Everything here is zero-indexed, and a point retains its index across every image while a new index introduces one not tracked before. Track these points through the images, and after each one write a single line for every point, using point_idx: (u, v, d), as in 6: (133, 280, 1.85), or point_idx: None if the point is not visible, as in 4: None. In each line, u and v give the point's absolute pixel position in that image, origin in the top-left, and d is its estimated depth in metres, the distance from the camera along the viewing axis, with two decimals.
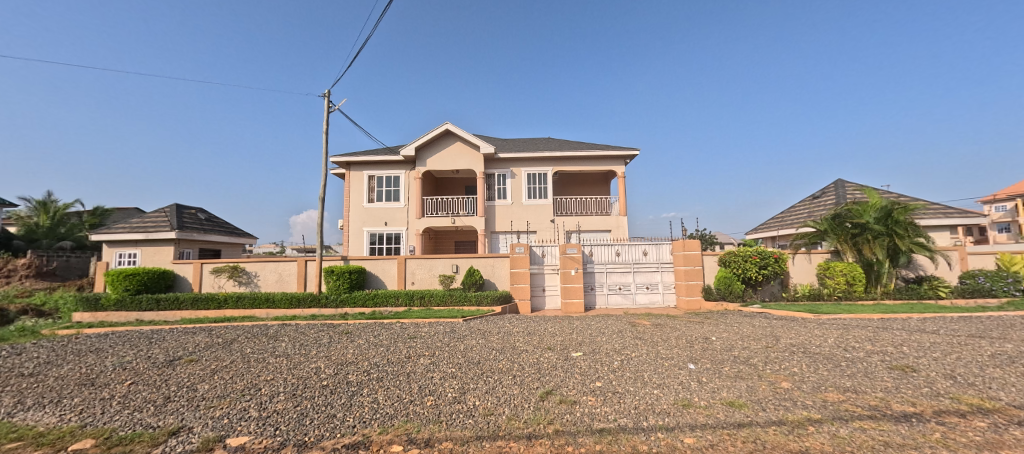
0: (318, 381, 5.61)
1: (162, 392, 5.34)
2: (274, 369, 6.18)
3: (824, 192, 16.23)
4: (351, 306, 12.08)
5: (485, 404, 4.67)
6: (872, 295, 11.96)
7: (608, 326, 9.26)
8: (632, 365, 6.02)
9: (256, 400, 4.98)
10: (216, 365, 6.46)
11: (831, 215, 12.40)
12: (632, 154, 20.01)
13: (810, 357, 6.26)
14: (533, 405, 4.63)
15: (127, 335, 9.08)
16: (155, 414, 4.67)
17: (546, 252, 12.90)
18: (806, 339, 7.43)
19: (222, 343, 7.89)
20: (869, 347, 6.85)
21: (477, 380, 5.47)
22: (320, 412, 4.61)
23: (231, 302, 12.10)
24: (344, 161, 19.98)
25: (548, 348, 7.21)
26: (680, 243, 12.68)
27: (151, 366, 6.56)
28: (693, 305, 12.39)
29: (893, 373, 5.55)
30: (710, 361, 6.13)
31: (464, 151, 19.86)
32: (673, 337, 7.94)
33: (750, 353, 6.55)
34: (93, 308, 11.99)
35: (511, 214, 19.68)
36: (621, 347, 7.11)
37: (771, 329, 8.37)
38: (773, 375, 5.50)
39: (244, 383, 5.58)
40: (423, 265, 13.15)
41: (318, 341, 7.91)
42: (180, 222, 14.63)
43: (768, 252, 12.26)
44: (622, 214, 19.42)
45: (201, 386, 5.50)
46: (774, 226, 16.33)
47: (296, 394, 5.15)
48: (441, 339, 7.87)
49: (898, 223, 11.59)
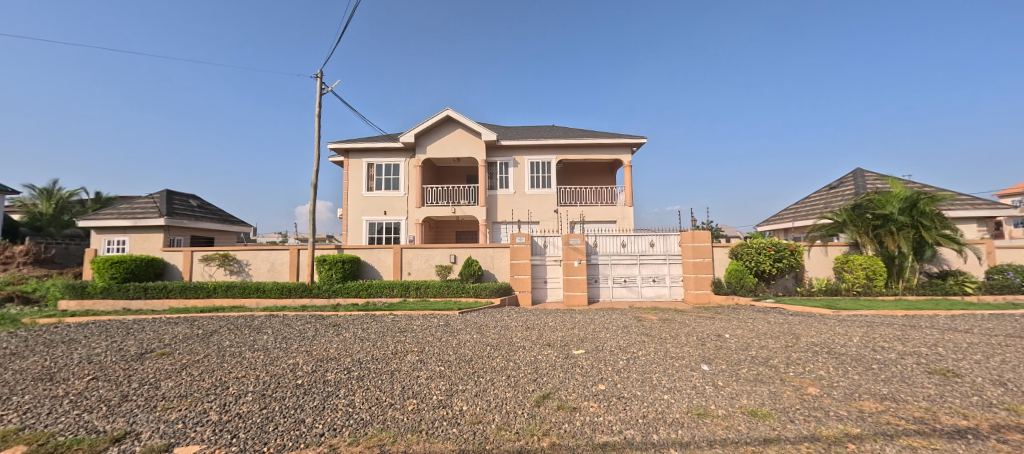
0: (292, 379, 5.11)
1: (121, 389, 4.87)
2: (247, 364, 5.70)
3: (841, 182, 15.46)
4: (344, 297, 11.58)
5: (473, 410, 4.15)
6: (893, 290, 11.25)
7: (613, 321, 8.71)
8: (639, 365, 5.46)
9: (221, 401, 4.49)
10: (188, 360, 5.99)
11: (850, 206, 11.76)
12: (639, 142, 19.26)
13: (837, 359, 5.67)
14: (527, 411, 4.11)
15: (106, 325, 8.63)
16: (105, 416, 4.21)
17: (548, 242, 12.33)
18: (829, 338, 6.82)
19: (200, 335, 7.43)
20: (901, 348, 6.23)
21: (467, 381, 4.95)
22: (287, 417, 4.10)
23: (221, 291, 11.67)
24: (342, 148, 19.43)
25: (547, 344, 6.67)
26: (690, 234, 12.04)
27: (119, 359, 6.10)
28: (702, 299, 11.77)
29: (934, 378, 4.95)
30: (726, 362, 5.55)
31: (465, 137, 19.22)
32: (683, 334, 7.36)
33: (770, 353, 5.96)
34: (79, 296, 11.60)
35: (512, 203, 19.09)
36: (627, 345, 6.56)
37: (789, 326, 7.76)
38: (797, 379, 4.93)
39: (211, 380, 5.10)
40: (420, 255, 12.65)
41: (303, 334, 7.41)
42: (170, 208, 14.14)
43: (783, 244, 11.61)
44: (628, 205, 18.78)
45: (164, 384, 5.02)
46: (788, 218, 15.62)
47: (265, 395, 4.64)
48: (433, 334, 7.34)
49: (924, 214, 10.88)
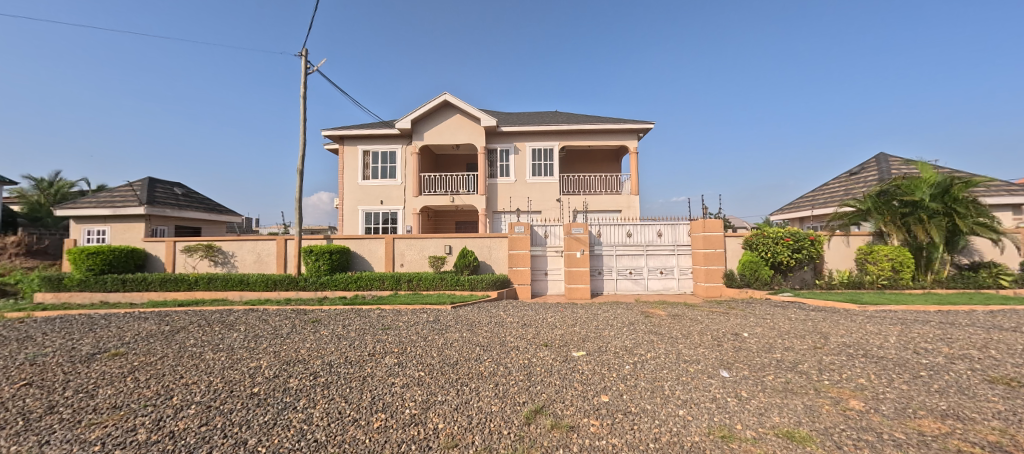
0: (247, 387, 4.42)
1: (50, 399, 4.24)
2: (203, 368, 5.03)
3: (864, 168, 14.49)
4: (332, 289, 10.97)
5: (450, 429, 3.46)
6: (921, 284, 10.44)
7: (618, 317, 7.97)
8: (649, 370, 4.75)
9: (156, 416, 3.82)
10: (140, 362, 5.35)
11: (875, 192, 10.91)
12: (646, 127, 18.34)
13: (877, 364, 4.91)
14: (515, 431, 3.41)
15: (72, 320, 8.04)
16: (15, 433, 3.57)
17: (549, 232, 11.58)
18: (862, 338, 6.04)
19: (165, 333, 6.79)
20: (948, 350, 5.44)
21: (448, 390, 4.27)
22: (227, 437, 3.42)
23: (203, 283, 11.08)
24: (337, 135, 18.64)
25: (544, 344, 5.96)
26: (700, 223, 11.22)
27: (66, 361, 5.47)
28: (713, 292, 11.03)
29: (1000, 389, 4.18)
30: (748, 368, 4.81)
31: (465, 123, 18.38)
32: (695, 332, 6.62)
33: (798, 356, 5.21)
34: (56, 288, 11.05)
35: (513, 191, 18.34)
36: (634, 345, 5.83)
37: (814, 324, 6.98)
38: (835, 389, 4.19)
39: (156, 388, 4.44)
40: (413, 245, 11.96)
41: (278, 332, 6.75)
42: (152, 197, 13.51)
43: (803, 234, 10.77)
44: (633, 193, 17.96)
45: (102, 392, 4.39)
46: (805, 206, 14.68)
47: (210, 407, 3.96)
48: (419, 332, 6.67)
49: (958, 200, 10.07)
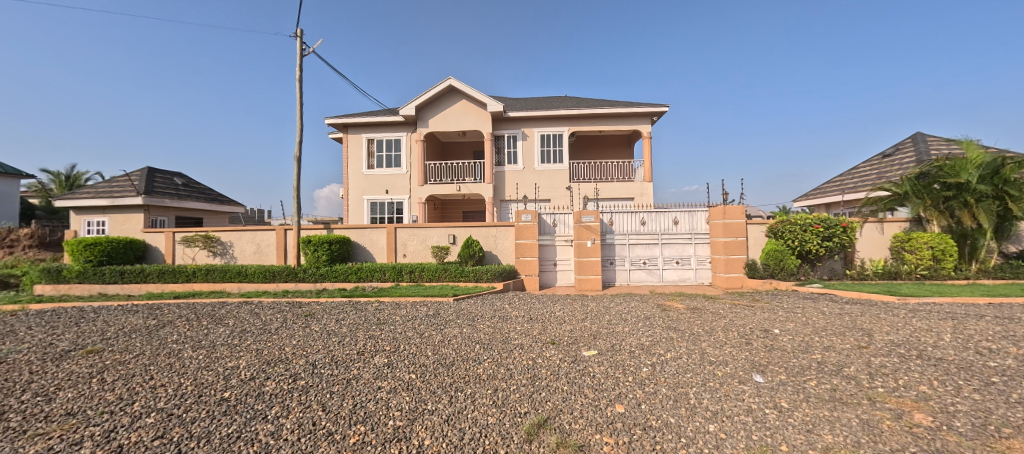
0: (217, 391, 3.96)
1: (4, 403, 3.85)
2: (177, 368, 4.60)
3: (897, 149, 13.47)
4: (332, 281, 10.58)
5: (437, 446, 2.94)
6: (964, 274, 9.58)
7: (632, 311, 7.37)
8: (669, 374, 4.16)
9: (108, 426, 3.37)
10: (113, 360, 4.95)
11: (914, 175, 10.02)
12: (660, 110, 17.45)
13: (937, 368, 4.23)
14: (513, 450, 2.87)
15: (61, 313, 7.73)
16: None
17: (557, 220, 10.98)
18: (912, 336, 5.34)
19: (149, 328, 6.42)
20: (1016, 351, 4.72)
21: (439, 397, 3.75)
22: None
23: (201, 274, 10.77)
24: (341, 123, 18.18)
25: (551, 342, 5.41)
26: (720, 209, 10.48)
27: (37, 359, 5.10)
28: (733, 283, 10.33)
29: None
30: (785, 372, 4.18)
31: (470, 109, 17.71)
32: (719, 328, 5.99)
33: (841, 358, 4.56)
34: (55, 280, 10.88)
35: (521, 179, 17.71)
36: (651, 343, 5.24)
37: (852, 319, 6.27)
38: (893, 399, 3.56)
39: (119, 392, 4.02)
40: (416, 235, 11.47)
41: (266, 327, 6.33)
42: (151, 186, 13.24)
43: (834, 220, 9.95)
44: (647, 180, 17.17)
45: (59, 396, 3.98)
46: (833, 191, 13.74)
47: (172, 416, 3.50)
48: (415, 327, 6.17)
49: (1010, 182, 9.12)
